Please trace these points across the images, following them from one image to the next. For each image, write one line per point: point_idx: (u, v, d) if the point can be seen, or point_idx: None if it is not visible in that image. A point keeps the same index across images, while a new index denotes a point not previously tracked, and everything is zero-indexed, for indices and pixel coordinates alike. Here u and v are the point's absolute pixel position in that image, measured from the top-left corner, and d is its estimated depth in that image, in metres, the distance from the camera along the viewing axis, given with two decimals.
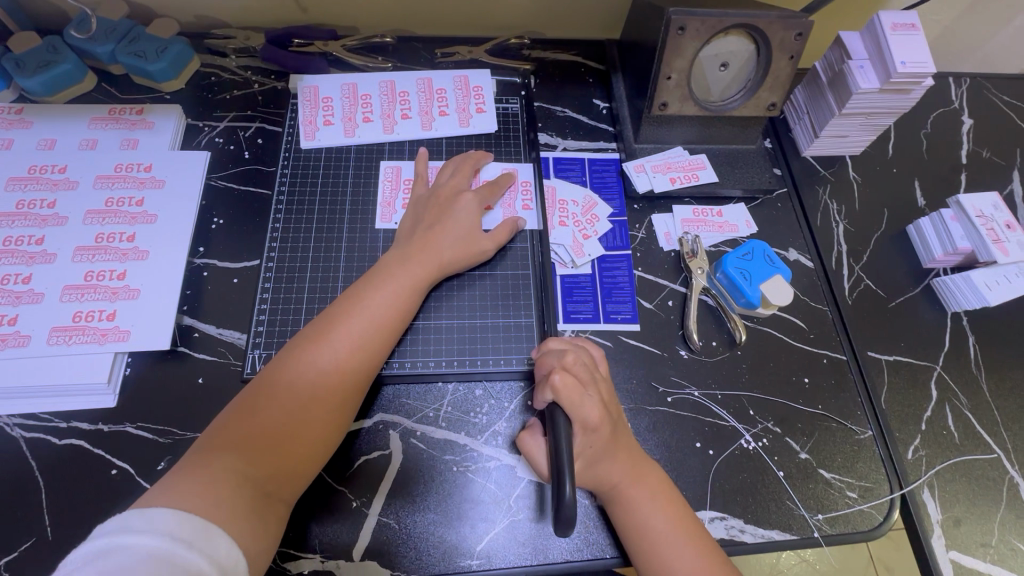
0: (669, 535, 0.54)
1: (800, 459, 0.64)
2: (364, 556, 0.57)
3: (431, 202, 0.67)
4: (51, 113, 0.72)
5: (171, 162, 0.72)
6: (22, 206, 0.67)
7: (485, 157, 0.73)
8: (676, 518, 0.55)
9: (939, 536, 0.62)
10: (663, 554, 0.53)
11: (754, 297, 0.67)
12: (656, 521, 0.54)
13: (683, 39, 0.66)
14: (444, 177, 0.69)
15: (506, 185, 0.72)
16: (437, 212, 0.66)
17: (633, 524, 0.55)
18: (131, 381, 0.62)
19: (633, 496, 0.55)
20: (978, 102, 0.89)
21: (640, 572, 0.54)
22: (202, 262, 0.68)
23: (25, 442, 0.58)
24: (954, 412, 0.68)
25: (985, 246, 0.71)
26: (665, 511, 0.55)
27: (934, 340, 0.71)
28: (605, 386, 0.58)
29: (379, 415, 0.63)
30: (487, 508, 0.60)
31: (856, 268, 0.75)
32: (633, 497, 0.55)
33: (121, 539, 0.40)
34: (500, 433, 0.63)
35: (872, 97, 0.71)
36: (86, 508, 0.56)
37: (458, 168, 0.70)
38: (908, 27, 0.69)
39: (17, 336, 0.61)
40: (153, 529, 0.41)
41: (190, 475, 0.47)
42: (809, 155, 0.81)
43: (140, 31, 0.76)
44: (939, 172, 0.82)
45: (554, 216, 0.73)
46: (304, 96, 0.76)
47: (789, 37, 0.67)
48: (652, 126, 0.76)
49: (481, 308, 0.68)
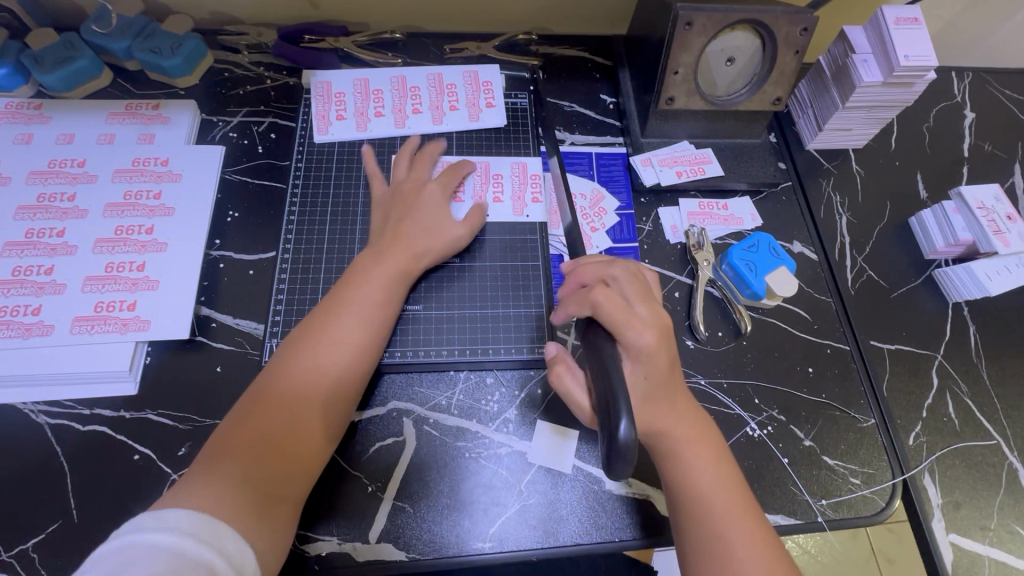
0: (716, 494, 0.53)
1: (805, 446, 0.65)
2: (380, 539, 0.59)
3: (396, 197, 0.68)
4: (70, 109, 0.74)
5: (187, 156, 0.73)
6: (43, 199, 0.68)
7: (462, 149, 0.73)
8: (723, 479, 0.54)
9: (939, 520, 0.63)
10: (712, 506, 0.52)
11: (760, 289, 0.69)
12: (704, 477, 0.54)
13: (690, 35, 0.67)
14: (404, 171, 0.71)
15: (467, 169, 0.72)
16: (405, 206, 0.67)
17: (681, 479, 0.54)
18: (151, 370, 0.63)
19: (688, 449, 0.55)
20: (979, 96, 0.90)
21: (679, 527, 0.53)
22: (218, 254, 0.70)
23: (49, 428, 0.60)
24: (955, 400, 0.69)
25: (985, 237, 0.72)
26: (714, 470, 0.54)
27: (936, 330, 0.73)
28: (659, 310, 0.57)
29: (393, 402, 0.64)
30: (499, 493, 0.61)
31: (859, 259, 0.76)
32: (683, 452, 0.55)
33: (137, 536, 0.42)
34: (511, 420, 0.64)
35: (875, 91, 0.72)
36: (111, 491, 0.58)
37: (417, 159, 0.72)
38: (912, 21, 0.70)
39: (41, 325, 0.62)
40: (166, 525, 0.43)
41: (197, 480, 0.49)
42: (813, 149, 0.82)
43: (155, 27, 0.77)
44: (941, 165, 0.84)
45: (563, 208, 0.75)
46: (317, 91, 0.77)
47: (795, 32, 0.68)
48: (658, 120, 0.77)
49: (491, 299, 0.69)
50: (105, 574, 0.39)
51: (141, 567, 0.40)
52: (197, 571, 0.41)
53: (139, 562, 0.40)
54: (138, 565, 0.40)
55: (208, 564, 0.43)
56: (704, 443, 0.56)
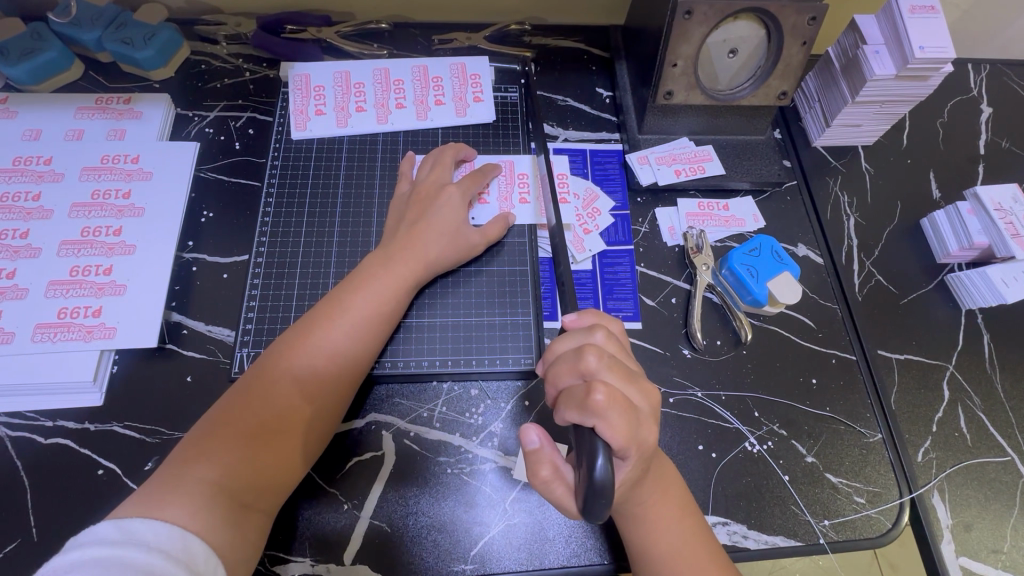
0: (690, 559, 0.51)
1: (806, 462, 0.62)
2: (356, 560, 0.55)
3: (412, 198, 0.65)
4: (36, 103, 0.70)
5: (159, 153, 0.69)
6: (6, 198, 0.65)
7: (466, 149, 0.70)
8: (695, 537, 0.52)
9: (948, 542, 0.60)
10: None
11: (761, 295, 0.65)
12: (671, 539, 0.51)
13: (689, 25, 0.63)
14: (422, 172, 0.67)
15: (491, 174, 0.69)
16: (419, 209, 0.63)
17: (651, 544, 0.52)
18: (117, 379, 0.60)
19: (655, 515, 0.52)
20: (997, 89, 0.85)
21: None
22: (191, 257, 0.67)
23: (9, 441, 0.57)
24: (966, 413, 0.65)
25: (1003, 241, 0.68)
26: (683, 532, 0.52)
27: (947, 339, 0.69)
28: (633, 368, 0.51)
29: (371, 414, 0.61)
30: (482, 511, 0.58)
31: (867, 263, 0.72)
32: (654, 518, 0.52)
33: (94, 550, 0.39)
34: (496, 435, 0.61)
35: (888, 85, 0.68)
36: (71, 508, 0.55)
37: (437, 159, 0.67)
38: (927, 10, 0.65)
39: (1, 333, 0.59)
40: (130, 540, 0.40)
41: (163, 484, 0.46)
42: (820, 146, 0.78)
43: (127, 17, 0.73)
44: (956, 163, 0.79)
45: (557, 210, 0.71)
46: (296, 84, 0.74)
47: (802, 22, 0.63)
48: (656, 116, 0.73)
49: (477, 306, 0.65)
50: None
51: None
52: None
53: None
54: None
55: None
56: (672, 500, 0.53)
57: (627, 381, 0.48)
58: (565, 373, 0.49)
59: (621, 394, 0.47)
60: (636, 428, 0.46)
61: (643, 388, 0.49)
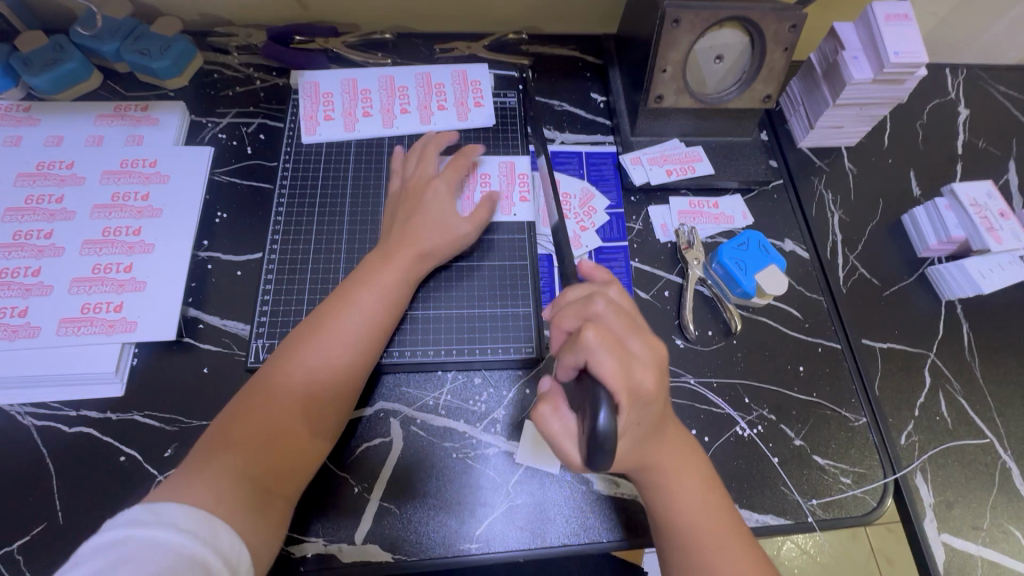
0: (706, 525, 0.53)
1: (795, 445, 0.65)
2: (366, 540, 0.58)
3: (403, 195, 0.68)
4: (58, 110, 0.74)
5: (175, 157, 0.73)
6: (31, 200, 0.68)
7: (476, 151, 0.72)
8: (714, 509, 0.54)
9: (931, 519, 0.62)
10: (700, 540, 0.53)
11: (750, 288, 0.68)
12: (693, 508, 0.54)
13: (678, 32, 0.67)
14: (412, 167, 0.71)
15: (473, 156, 0.72)
16: (410, 204, 0.67)
17: (670, 511, 0.54)
18: (138, 371, 0.63)
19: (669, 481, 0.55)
20: (973, 93, 0.89)
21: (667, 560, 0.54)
22: (206, 255, 0.70)
23: (35, 429, 0.60)
24: (947, 398, 0.68)
25: (978, 235, 0.72)
26: (706, 502, 0.55)
27: (928, 328, 0.72)
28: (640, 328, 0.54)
29: (380, 402, 0.64)
30: (486, 494, 0.61)
31: (851, 257, 0.76)
32: (672, 485, 0.54)
33: (127, 532, 0.42)
34: (499, 421, 0.64)
35: (866, 88, 0.72)
36: (95, 492, 0.58)
37: (424, 153, 0.71)
38: (901, 17, 0.69)
39: (27, 327, 0.62)
40: (160, 522, 0.43)
41: (190, 474, 0.49)
42: (805, 147, 0.82)
43: (144, 29, 0.77)
44: (934, 162, 0.83)
45: (570, 217, 0.74)
46: (305, 91, 0.77)
47: (783, 29, 0.68)
48: (647, 119, 0.77)
49: (479, 298, 0.68)
50: (97, 568, 0.39)
51: (136, 561, 0.40)
52: (190, 567, 0.41)
53: (131, 558, 0.40)
54: (136, 558, 0.40)
55: (207, 563, 0.43)
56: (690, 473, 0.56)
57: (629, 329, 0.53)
58: (569, 318, 0.54)
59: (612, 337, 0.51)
60: (633, 371, 0.50)
61: (644, 343, 0.53)
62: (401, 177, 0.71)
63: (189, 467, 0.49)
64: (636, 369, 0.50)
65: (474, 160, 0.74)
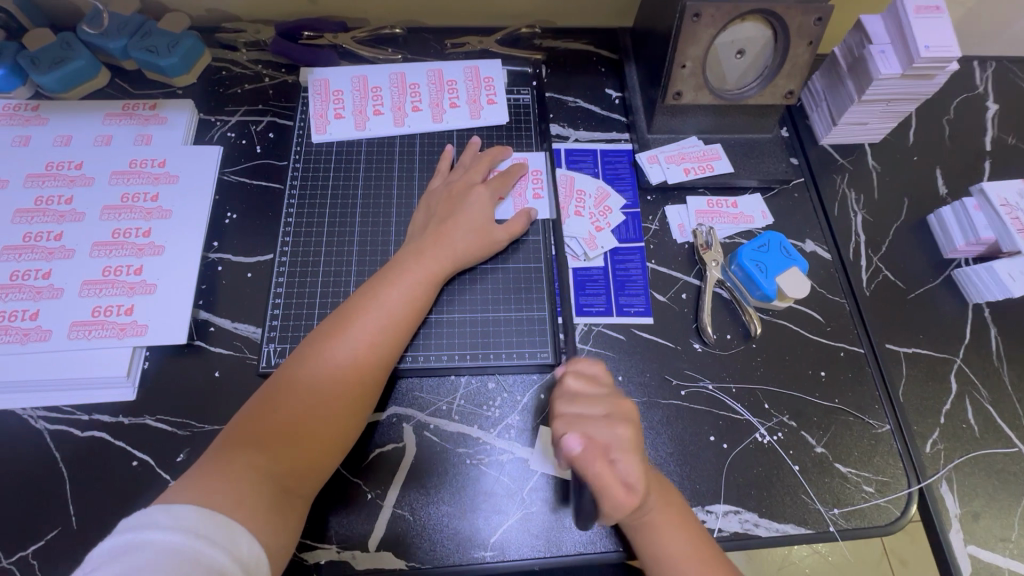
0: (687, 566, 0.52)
1: (816, 452, 0.63)
2: (380, 547, 0.58)
3: (444, 195, 0.68)
4: (67, 109, 0.73)
5: (184, 157, 0.72)
6: (40, 202, 0.68)
7: (503, 152, 0.72)
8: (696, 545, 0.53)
9: (957, 530, 0.61)
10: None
11: (770, 290, 0.67)
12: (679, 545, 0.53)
13: (698, 27, 0.65)
14: (458, 172, 0.70)
15: (518, 173, 0.71)
16: (450, 205, 0.66)
17: (655, 552, 0.53)
18: (149, 375, 0.63)
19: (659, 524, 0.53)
20: (1003, 86, 0.86)
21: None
22: (216, 257, 0.69)
23: (47, 433, 0.60)
24: (974, 405, 0.66)
25: (1009, 236, 0.69)
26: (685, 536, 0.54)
27: (954, 332, 0.70)
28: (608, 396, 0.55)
29: (393, 407, 0.63)
30: (501, 501, 0.60)
31: (874, 259, 0.73)
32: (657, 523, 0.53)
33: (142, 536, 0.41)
34: (513, 426, 0.63)
35: (893, 83, 0.69)
36: (108, 497, 0.58)
37: (473, 163, 0.70)
38: (932, 9, 0.67)
39: (38, 330, 0.62)
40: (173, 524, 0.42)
41: (209, 469, 0.49)
42: (827, 144, 0.80)
43: (151, 26, 0.76)
44: (963, 159, 0.80)
45: (594, 219, 0.73)
46: (315, 89, 0.76)
47: (808, 23, 0.65)
48: (665, 116, 0.75)
49: (493, 301, 0.67)
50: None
51: (147, 570, 0.39)
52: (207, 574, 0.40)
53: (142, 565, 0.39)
54: (150, 566, 0.39)
55: (219, 567, 0.42)
56: (685, 534, 0.54)
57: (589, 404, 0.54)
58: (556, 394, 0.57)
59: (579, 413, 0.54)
60: (597, 437, 0.52)
61: (615, 407, 0.54)
62: (445, 179, 0.71)
63: (210, 464, 0.49)
64: (602, 434, 0.52)
65: (525, 160, 0.74)
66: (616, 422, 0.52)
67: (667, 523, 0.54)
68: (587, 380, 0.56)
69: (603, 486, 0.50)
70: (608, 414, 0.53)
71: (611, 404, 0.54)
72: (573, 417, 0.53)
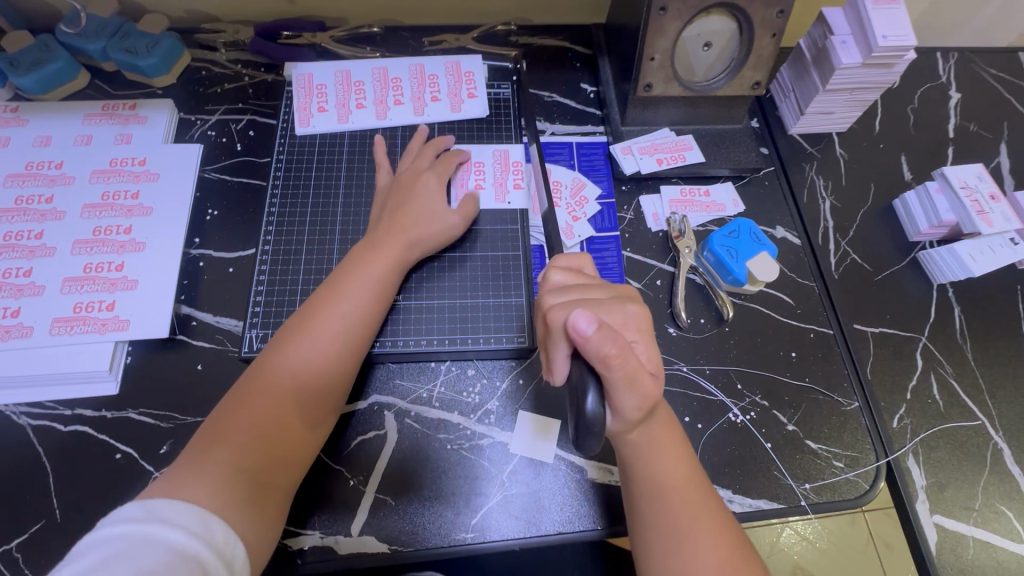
0: (678, 487, 0.51)
1: (787, 430, 0.65)
2: (363, 532, 0.59)
3: (395, 188, 0.68)
4: (47, 110, 0.74)
5: (164, 155, 0.73)
6: (21, 201, 0.68)
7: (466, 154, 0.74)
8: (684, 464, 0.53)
9: (923, 501, 0.63)
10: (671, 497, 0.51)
11: (742, 275, 0.68)
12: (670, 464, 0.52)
13: (665, 20, 0.67)
14: (405, 162, 0.71)
15: (460, 160, 0.72)
16: (400, 195, 0.67)
17: (648, 469, 0.52)
18: (132, 369, 0.64)
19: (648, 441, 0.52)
20: (965, 75, 0.89)
21: (640, 504, 0.52)
22: (198, 253, 0.70)
23: (30, 429, 0.60)
24: (939, 380, 0.68)
25: (969, 218, 0.72)
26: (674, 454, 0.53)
27: (920, 312, 0.72)
28: (603, 287, 0.53)
29: (374, 395, 0.65)
30: (482, 484, 0.61)
31: (843, 243, 0.76)
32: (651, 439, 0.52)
33: (141, 526, 0.42)
34: (493, 411, 0.64)
35: (855, 72, 0.71)
36: (91, 489, 0.58)
37: (420, 152, 0.72)
38: (889, 1, 0.69)
39: (20, 327, 0.62)
40: (168, 520, 0.43)
41: (184, 469, 0.49)
42: (796, 133, 0.82)
43: (130, 27, 0.77)
44: (926, 145, 0.83)
45: (570, 210, 0.74)
46: (299, 83, 0.77)
47: (771, 15, 0.67)
48: (637, 108, 0.77)
49: (472, 289, 0.69)
50: (95, 563, 0.39)
51: (133, 557, 0.40)
52: (189, 561, 0.42)
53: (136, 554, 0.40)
54: (132, 553, 0.40)
55: (200, 556, 0.43)
56: (687, 470, 0.53)
57: (588, 292, 0.52)
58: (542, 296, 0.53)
59: (587, 299, 0.51)
60: (610, 318, 0.50)
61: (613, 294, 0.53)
62: (394, 172, 0.72)
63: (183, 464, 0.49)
64: (616, 317, 0.50)
65: (505, 151, 0.75)
66: (624, 302, 0.51)
67: (664, 441, 0.53)
68: (575, 276, 0.54)
69: (634, 373, 0.47)
70: (614, 296, 0.52)
71: (612, 289, 0.53)
72: (576, 303, 0.50)
